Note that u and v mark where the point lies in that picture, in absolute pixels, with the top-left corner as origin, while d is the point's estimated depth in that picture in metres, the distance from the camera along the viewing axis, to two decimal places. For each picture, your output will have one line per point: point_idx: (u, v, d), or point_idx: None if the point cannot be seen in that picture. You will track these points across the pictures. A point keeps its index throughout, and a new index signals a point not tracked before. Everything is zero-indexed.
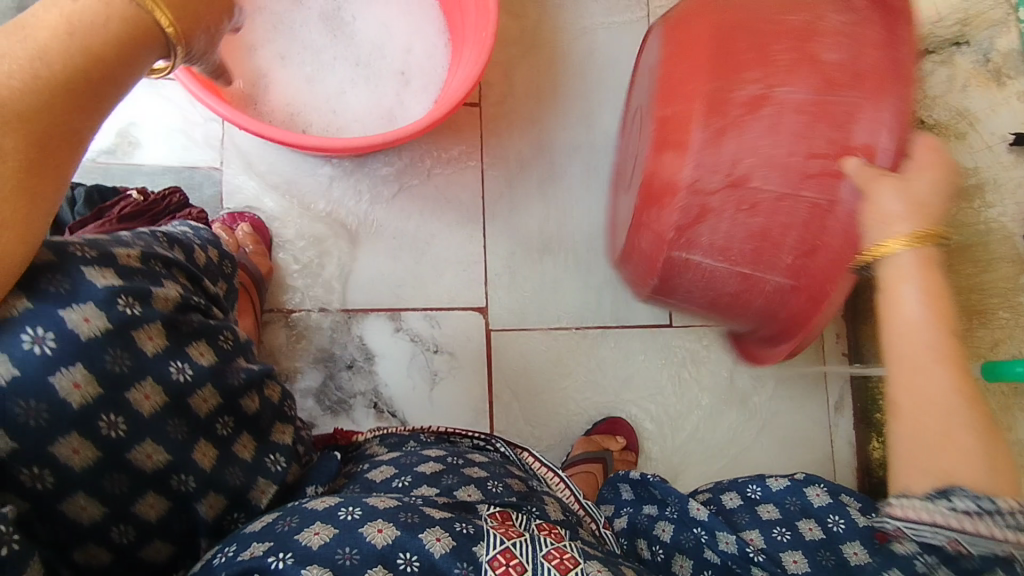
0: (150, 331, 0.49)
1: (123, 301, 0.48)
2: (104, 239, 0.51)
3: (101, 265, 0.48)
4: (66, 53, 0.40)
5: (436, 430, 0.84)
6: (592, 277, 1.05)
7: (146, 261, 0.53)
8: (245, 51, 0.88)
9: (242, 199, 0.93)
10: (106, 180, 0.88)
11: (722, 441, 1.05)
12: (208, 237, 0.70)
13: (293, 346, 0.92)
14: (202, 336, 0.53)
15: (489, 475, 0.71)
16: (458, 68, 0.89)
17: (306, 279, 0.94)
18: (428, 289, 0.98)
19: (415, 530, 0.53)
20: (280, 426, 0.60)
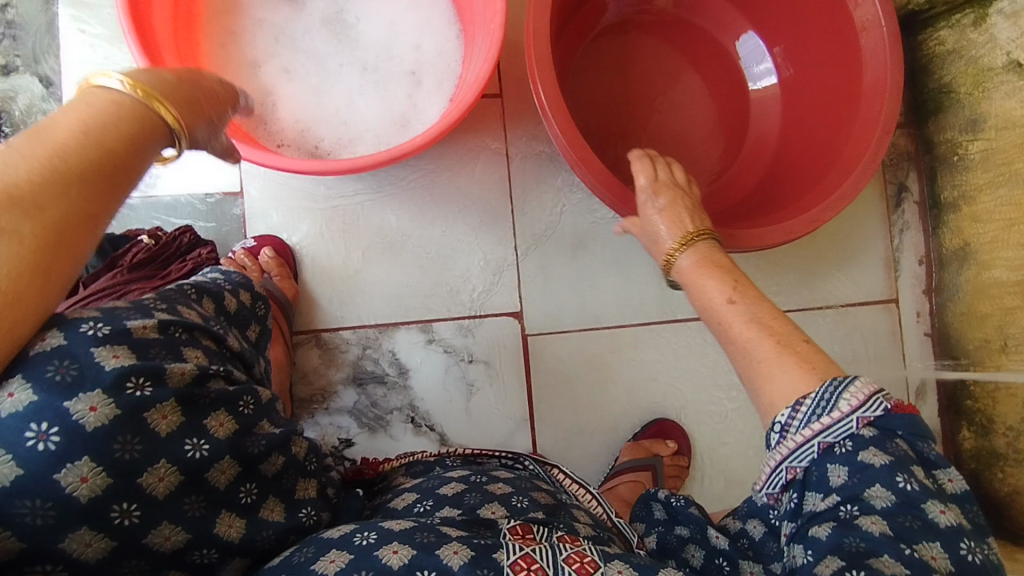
0: (164, 410, 0.45)
1: (133, 382, 0.44)
2: (122, 309, 0.48)
3: (113, 343, 0.45)
4: (81, 148, 0.40)
5: (462, 452, 0.82)
6: (634, 272, 0.98)
7: (167, 331, 0.50)
8: (249, 70, 0.84)
9: (262, 220, 0.91)
10: (132, 217, 0.89)
11: None
12: (239, 279, 0.69)
13: (327, 365, 0.91)
14: (223, 405, 0.50)
15: (514, 492, 0.69)
16: (472, 59, 0.82)
17: (333, 297, 0.92)
18: (459, 297, 0.95)
19: (431, 547, 0.51)
20: (304, 480, 0.57)
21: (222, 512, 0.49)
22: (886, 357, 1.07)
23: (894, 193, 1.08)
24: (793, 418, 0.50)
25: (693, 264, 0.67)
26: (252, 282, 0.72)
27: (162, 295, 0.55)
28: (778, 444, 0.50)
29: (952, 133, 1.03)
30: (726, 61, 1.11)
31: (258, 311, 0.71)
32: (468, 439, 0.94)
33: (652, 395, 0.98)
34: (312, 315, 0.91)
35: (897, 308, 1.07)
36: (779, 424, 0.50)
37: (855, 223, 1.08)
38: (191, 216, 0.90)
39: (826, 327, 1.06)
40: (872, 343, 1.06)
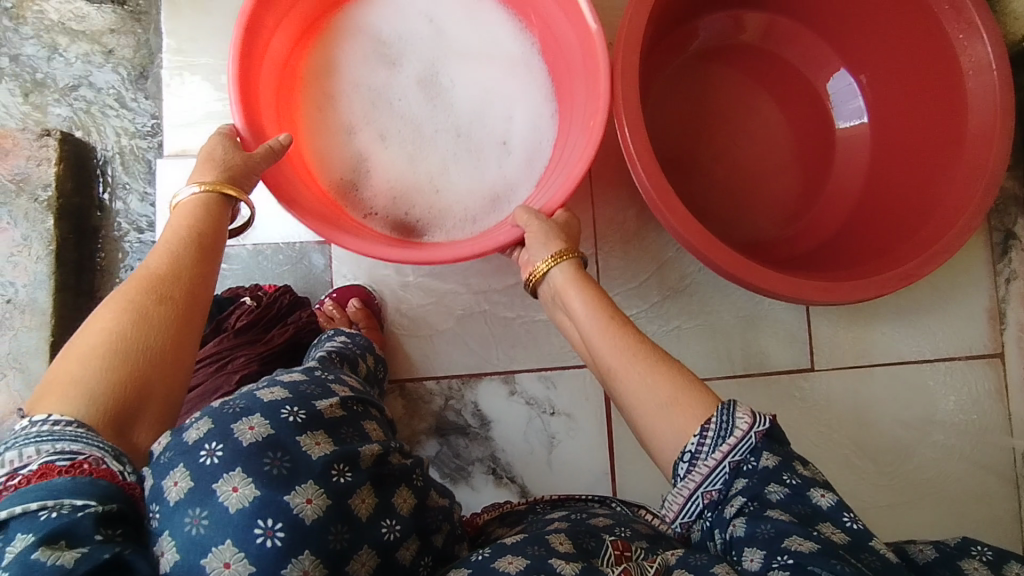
0: (363, 494, 0.49)
1: (336, 469, 0.48)
2: (308, 393, 0.53)
3: (313, 432, 0.50)
4: (178, 238, 0.57)
5: (550, 498, 0.80)
6: (720, 323, 0.98)
7: (347, 406, 0.55)
8: (345, 135, 0.85)
9: (352, 269, 0.92)
10: (227, 264, 0.90)
11: (875, 495, 0.99)
12: (364, 342, 0.69)
13: (411, 415, 0.91)
14: (402, 481, 0.53)
15: (616, 523, 0.65)
16: (569, 131, 0.80)
17: (418, 346, 0.92)
18: (542, 348, 0.94)
19: (544, 557, 0.50)
20: (463, 547, 0.58)
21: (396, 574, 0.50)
22: (991, 415, 1.00)
23: (1000, 240, 1.02)
24: (700, 447, 0.52)
25: (563, 280, 0.69)
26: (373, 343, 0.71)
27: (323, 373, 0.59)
28: (687, 474, 0.53)
29: None
30: (811, 92, 1.00)
31: (378, 376, 0.70)
32: (549, 492, 0.92)
33: None
34: (396, 363, 0.91)
35: (1002, 363, 1.01)
36: (688, 454, 0.53)
37: (957, 271, 1.02)
38: (282, 264, 0.92)
39: (923, 381, 1.01)
40: (973, 399, 1.00)
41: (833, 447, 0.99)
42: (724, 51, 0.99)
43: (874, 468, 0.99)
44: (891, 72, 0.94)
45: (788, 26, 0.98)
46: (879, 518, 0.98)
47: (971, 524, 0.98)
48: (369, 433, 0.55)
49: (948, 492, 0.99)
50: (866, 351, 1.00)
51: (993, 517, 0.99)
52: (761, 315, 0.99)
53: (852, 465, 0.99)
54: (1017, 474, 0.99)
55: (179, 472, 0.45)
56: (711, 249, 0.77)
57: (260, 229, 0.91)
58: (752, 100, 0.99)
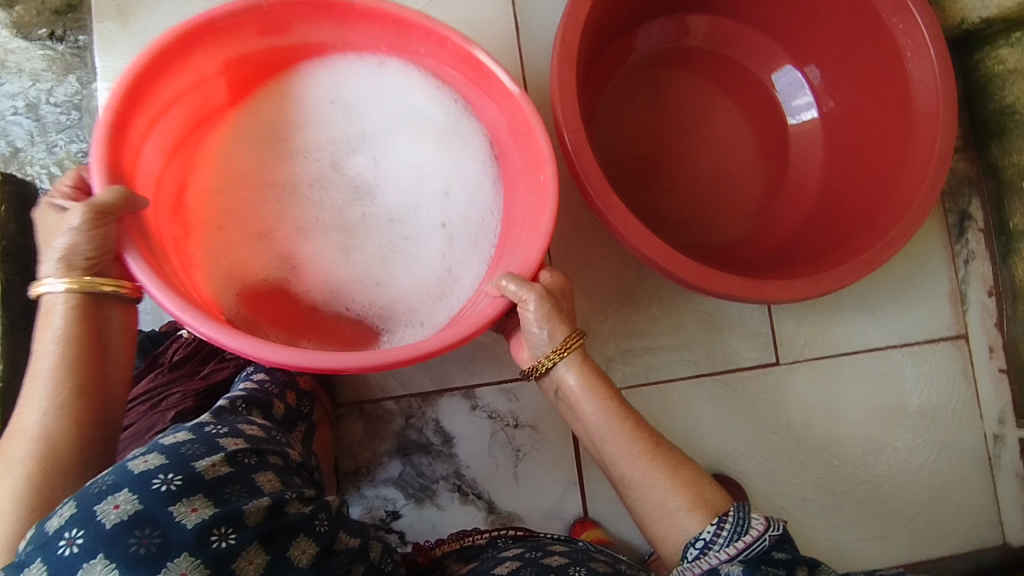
0: (250, 555, 0.49)
1: (216, 534, 0.48)
2: (188, 451, 0.53)
3: (189, 496, 0.49)
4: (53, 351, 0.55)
5: (514, 532, 0.79)
6: (682, 324, 0.96)
7: (236, 460, 0.54)
8: (258, 241, 0.78)
9: None
10: None
11: (849, 485, 0.98)
12: (281, 378, 0.72)
13: (371, 438, 0.90)
14: (300, 529, 0.53)
15: (572, 562, 0.67)
16: (514, 208, 0.77)
17: (376, 368, 0.90)
18: (503, 361, 0.92)
19: None
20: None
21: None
22: (960, 398, 1.00)
23: (956, 221, 1.02)
24: (715, 538, 0.62)
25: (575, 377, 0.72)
26: (294, 381, 0.74)
27: (219, 420, 0.59)
28: (697, 557, 0.62)
29: (1018, 158, 0.96)
30: (760, 92, 1.00)
31: (302, 410, 0.74)
32: (518, 506, 0.91)
33: (709, 451, 0.96)
34: (354, 385, 0.90)
35: (967, 345, 1.00)
36: (701, 541, 0.63)
37: (916, 255, 1.01)
38: None
39: (890, 368, 1.00)
40: (942, 383, 1.00)
41: (804, 442, 0.98)
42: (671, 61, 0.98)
43: (847, 459, 0.98)
44: (838, 66, 0.93)
45: (730, 26, 0.99)
46: (853, 509, 0.98)
47: (946, 509, 0.98)
48: (262, 483, 0.55)
49: (921, 479, 0.98)
50: (831, 343, 0.99)
51: (967, 501, 0.98)
52: (723, 313, 0.97)
53: (823, 458, 0.98)
54: (988, 456, 0.99)
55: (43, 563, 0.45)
56: (671, 261, 0.77)
57: None
58: (704, 105, 0.99)
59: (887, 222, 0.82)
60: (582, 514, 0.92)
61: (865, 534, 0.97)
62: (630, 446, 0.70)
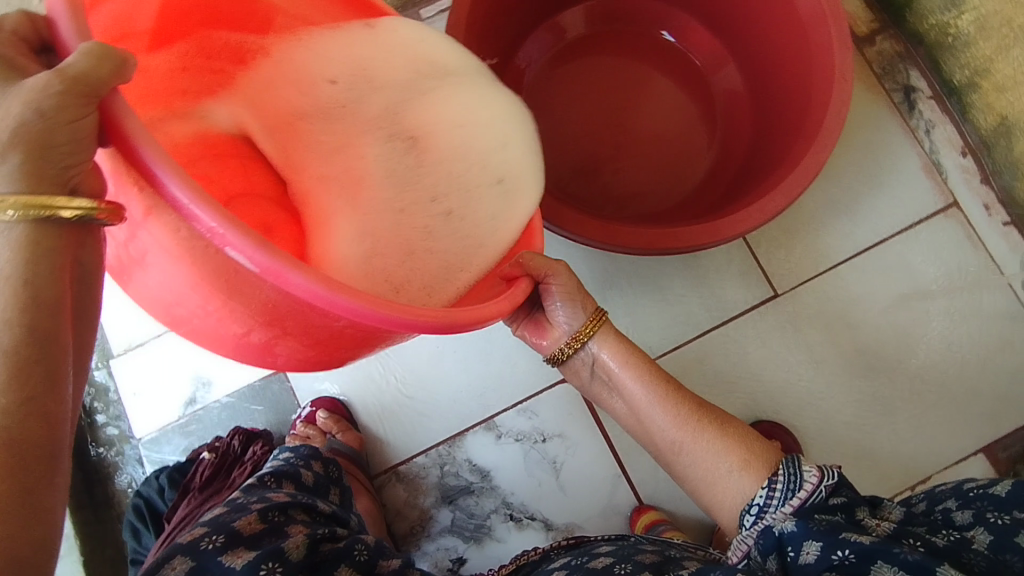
0: None
1: (266, 567, 0.52)
2: (225, 519, 0.58)
3: (233, 548, 0.54)
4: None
5: (566, 542, 0.79)
6: (669, 290, 0.96)
7: (267, 518, 0.60)
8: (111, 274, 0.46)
9: (313, 384, 0.96)
10: (201, 428, 0.95)
11: (896, 390, 0.94)
12: (307, 451, 0.76)
13: (415, 495, 0.92)
14: (340, 559, 0.58)
15: (618, 560, 0.65)
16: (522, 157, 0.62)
17: (399, 429, 0.94)
18: (511, 384, 0.95)
19: None
20: None
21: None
22: (975, 265, 0.96)
23: (903, 98, 1.00)
24: (768, 500, 0.56)
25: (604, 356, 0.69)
26: (320, 451, 0.78)
27: (250, 494, 0.65)
28: (755, 524, 0.56)
29: (934, 17, 0.94)
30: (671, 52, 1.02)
31: (331, 474, 0.76)
32: (573, 515, 0.92)
33: (741, 403, 0.95)
34: (384, 452, 0.94)
35: (961, 211, 0.97)
36: (756, 507, 0.57)
37: (877, 143, 0.99)
38: (247, 406, 0.95)
39: (893, 260, 0.97)
40: (950, 257, 0.96)
41: (833, 361, 0.95)
42: (577, 54, 1.01)
43: (884, 364, 0.95)
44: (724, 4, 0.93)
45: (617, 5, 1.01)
46: (910, 411, 0.94)
47: (1002, 378, 0.94)
48: (296, 531, 0.59)
49: (965, 358, 0.94)
50: (824, 257, 0.97)
51: (1021, 363, 0.94)
52: (706, 265, 0.97)
53: (859, 372, 0.95)
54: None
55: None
56: (619, 236, 0.73)
57: (218, 383, 0.95)
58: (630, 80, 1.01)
59: (815, 125, 0.78)
60: (637, 503, 0.92)
61: (932, 432, 0.93)
62: (674, 411, 0.66)
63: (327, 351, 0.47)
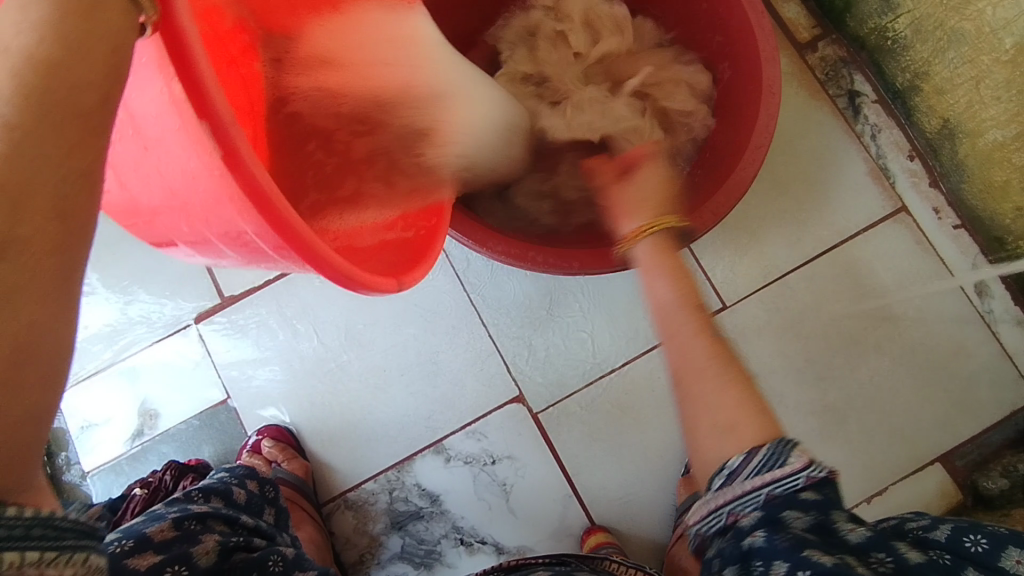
0: None
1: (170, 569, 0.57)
2: (142, 523, 0.61)
3: (141, 551, 0.57)
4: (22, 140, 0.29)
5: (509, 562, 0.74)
6: (616, 305, 0.96)
7: (182, 526, 0.61)
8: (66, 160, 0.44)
9: (260, 412, 0.95)
10: (149, 459, 0.94)
11: (848, 398, 0.93)
12: (243, 471, 0.76)
13: (364, 522, 0.92)
14: (252, 569, 0.61)
15: None
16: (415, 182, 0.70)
17: (347, 455, 0.94)
18: (459, 406, 0.94)
19: None
20: None
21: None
22: (925, 270, 0.95)
23: (847, 103, 0.99)
24: (740, 468, 0.50)
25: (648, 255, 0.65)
26: (257, 471, 0.78)
27: (173, 503, 0.65)
28: (720, 489, 0.50)
29: (873, 21, 0.93)
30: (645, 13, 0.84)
31: (268, 494, 0.76)
32: (525, 538, 0.90)
33: None
34: (333, 479, 0.93)
35: (910, 216, 0.96)
36: (726, 471, 0.50)
37: (823, 150, 0.98)
38: (196, 436, 0.95)
39: (842, 267, 0.96)
40: (900, 262, 0.95)
41: (784, 371, 0.94)
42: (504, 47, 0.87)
43: (836, 373, 0.93)
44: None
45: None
46: (864, 420, 0.92)
47: (957, 384, 0.92)
48: (209, 537, 0.61)
49: (919, 365, 0.93)
50: (772, 266, 0.96)
51: (976, 368, 0.92)
52: None
53: (810, 382, 0.93)
54: (979, 315, 0.93)
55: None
56: (556, 259, 0.70)
57: (166, 414, 0.95)
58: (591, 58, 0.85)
59: (741, 140, 0.74)
60: (588, 523, 0.91)
61: (887, 441, 0.91)
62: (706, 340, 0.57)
63: (209, 243, 0.45)
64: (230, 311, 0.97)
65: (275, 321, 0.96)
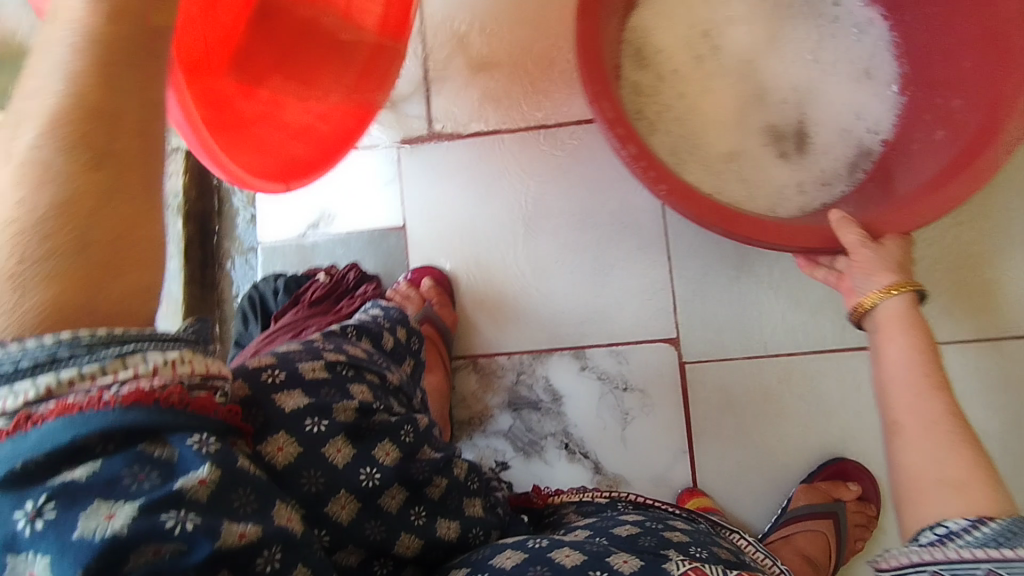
0: (338, 444, 0.53)
1: (309, 420, 0.52)
2: (296, 354, 0.59)
3: (290, 388, 0.54)
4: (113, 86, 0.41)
5: (637, 500, 0.76)
6: (808, 293, 0.90)
7: (334, 369, 0.59)
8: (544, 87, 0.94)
9: (425, 252, 0.97)
10: (314, 252, 0.98)
11: (1010, 484, 0.85)
12: (396, 316, 0.76)
13: (484, 390, 0.94)
14: (386, 435, 0.57)
15: (693, 542, 0.65)
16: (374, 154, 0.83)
17: (491, 323, 0.95)
18: (612, 323, 0.92)
19: (603, 555, 0.56)
20: (467, 499, 0.63)
21: (351, 548, 0.53)
22: None
23: None
24: (964, 530, 0.50)
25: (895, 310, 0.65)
26: (408, 318, 0.78)
27: (332, 336, 0.66)
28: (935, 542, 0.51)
29: None
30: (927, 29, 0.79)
31: (412, 346, 0.77)
32: (625, 469, 0.91)
33: (835, 432, 0.89)
34: (469, 340, 0.95)
35: None
36: (946, 529, 0.51)
37: None
38: (362, 250, 0.98)
39: None
40: None
41: None
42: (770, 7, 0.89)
43: (1007, 456, 0.86)
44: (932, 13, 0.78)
45: None
46: None
47: None
48: (356, 391, 0.58)
49: None
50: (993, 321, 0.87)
51: None
52: None
53: None
54: None
55: (35, 556, 0.34)
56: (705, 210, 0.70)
57: (342, 218, 0.98)
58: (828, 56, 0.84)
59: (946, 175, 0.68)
60: (691, 484, 0.90)
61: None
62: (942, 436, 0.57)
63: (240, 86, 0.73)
64: (432, 147, 0.97)
65: (468, 172, 0.96)
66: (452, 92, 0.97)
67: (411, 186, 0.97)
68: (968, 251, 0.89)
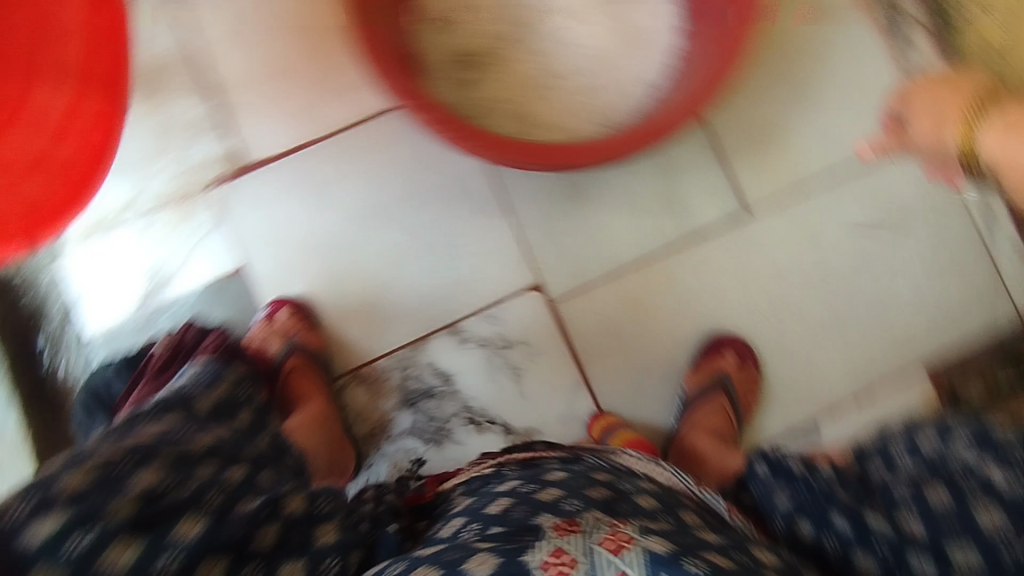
0: (119, 547, 0.45)
1: (73, 537, 0.44)
2: (55, 467, 0.49)
3: (45, 511, 0.45)
4: None
5: (519, 458, 0.70)
6: (639, 201, 0.96)
7: (109, 465, 0.49)
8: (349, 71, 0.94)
9: (270, 285, 0.92)
10: (154, 325, 0.91)
11: (853, 306, 0.96)
12: (216, 368, 0.69)
13: (376, 398, 0.92)
14: (185, 508, 0.49)
15: (567, 494, 0.58)
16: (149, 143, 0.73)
17: (361, 331, 0.92)
18: (476, 290, 0.93)
19: (456, 563, 0.47)
20: (318, 526, 0.54)
21: None
22: (941, 188, 0.97)
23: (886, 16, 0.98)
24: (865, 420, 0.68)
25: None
26: (232, 365, 0.71)
27: (114, 430, 0.56)
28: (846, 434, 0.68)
29: None
30: None
31: (242, 395, 0.69)
32: (533, 420, 0.93)
33: (702, 316, 0.96)
34: (345, 354, 0.93)
35: None
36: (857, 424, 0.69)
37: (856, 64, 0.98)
38: (204, 305, 0.92)
39: (861, 180, 0.97)
40: (917, 179, 0.97)
41: (796, 279, 0.96)
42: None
43: (843, 283, 0.96)
44: None
45: None
46: (865, 329, 0.96)
47: (955, 299, 0.96)
48: (144, 474, 0.50)
49: (922, 279, 0.97)
50: (795, 174, 0.97)
51: (979, 288, 0.96)
52: (677, 181, 0.96)
53: (818, 288, 0.96)
54: (983, 235, 0.97)
55: None
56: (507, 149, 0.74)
57: (173, 280, 0.92)
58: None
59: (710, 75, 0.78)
60: (597, 410, 0.93)
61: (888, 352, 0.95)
62: None
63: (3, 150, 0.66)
64: (245, 179, 0.93)
65: (289, 191, 0.93)
66: (244, 117, 0.94)
67: (234, 225, 0.92)
68: (759, 122, 0.97)
